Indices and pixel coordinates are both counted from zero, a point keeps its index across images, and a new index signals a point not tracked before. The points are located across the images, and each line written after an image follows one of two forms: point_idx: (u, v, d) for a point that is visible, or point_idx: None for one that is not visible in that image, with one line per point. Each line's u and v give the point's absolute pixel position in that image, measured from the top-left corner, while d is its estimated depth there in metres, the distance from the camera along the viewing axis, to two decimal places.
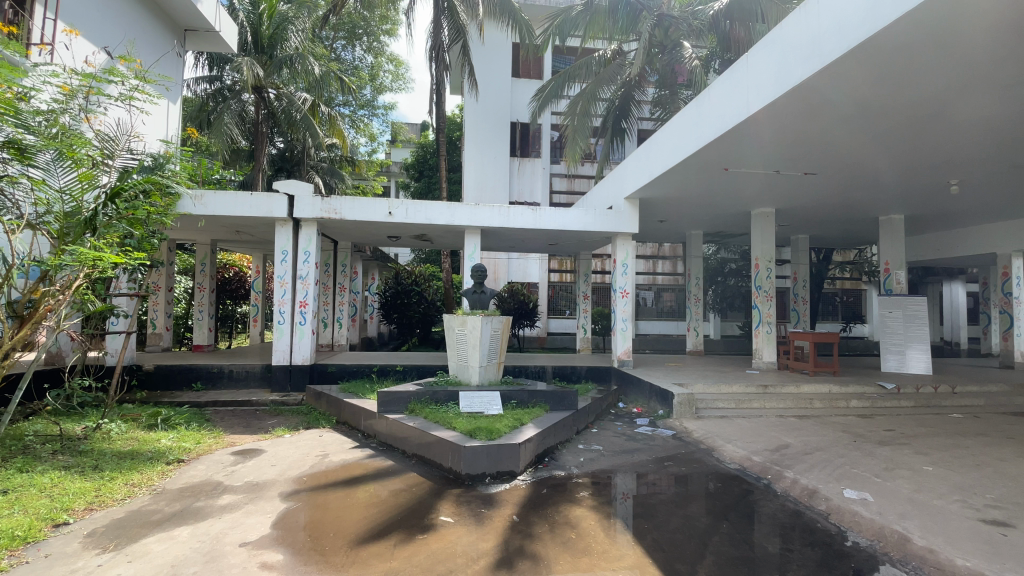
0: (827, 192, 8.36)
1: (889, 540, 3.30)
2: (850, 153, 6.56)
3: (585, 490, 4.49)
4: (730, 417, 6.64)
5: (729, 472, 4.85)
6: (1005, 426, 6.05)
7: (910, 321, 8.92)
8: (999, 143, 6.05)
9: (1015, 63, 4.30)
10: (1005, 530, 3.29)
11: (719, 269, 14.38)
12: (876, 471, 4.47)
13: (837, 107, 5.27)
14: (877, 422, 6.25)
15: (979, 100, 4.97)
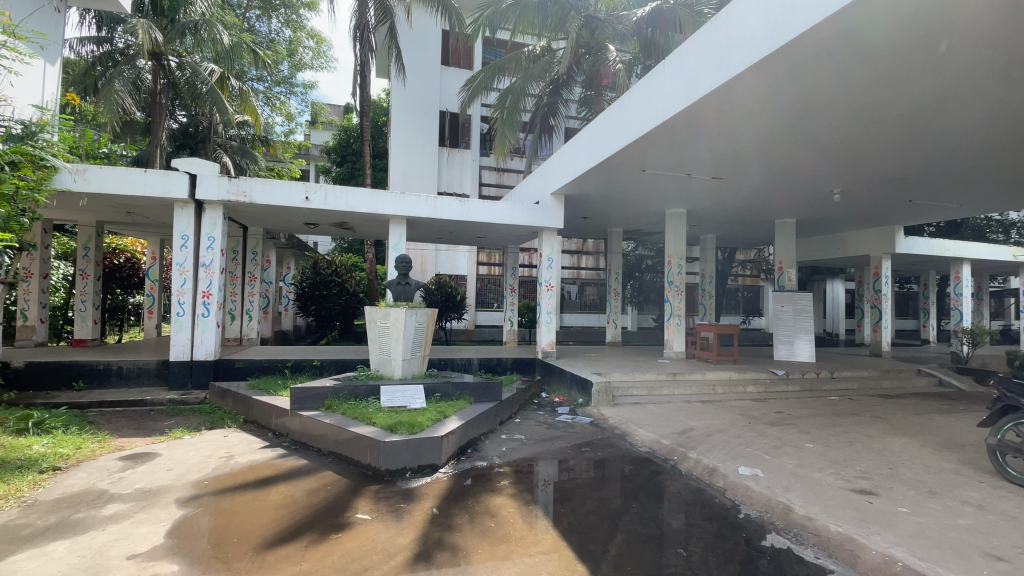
0: (731, 196, 9.09)
1: (775, 511, 3.66)
2: (753, 160, 7.15)
3: (506, 479, 4.55)
4: (643, 403, 7.05)
5: (640, 455, 5.14)
6: (871, 407, 6.94)
7: (798, 314, 9.93)
8: (878, 156, 6.85)
9: (903, 82, 4.82)
10: (870, 498, 3.76)
11: (637, 265, 15.16)
12: (766, 449, 4.95)
13: (752, 114, 5.64)
14: (769, 405, 6.92)
15: (871, 115, 5.55)
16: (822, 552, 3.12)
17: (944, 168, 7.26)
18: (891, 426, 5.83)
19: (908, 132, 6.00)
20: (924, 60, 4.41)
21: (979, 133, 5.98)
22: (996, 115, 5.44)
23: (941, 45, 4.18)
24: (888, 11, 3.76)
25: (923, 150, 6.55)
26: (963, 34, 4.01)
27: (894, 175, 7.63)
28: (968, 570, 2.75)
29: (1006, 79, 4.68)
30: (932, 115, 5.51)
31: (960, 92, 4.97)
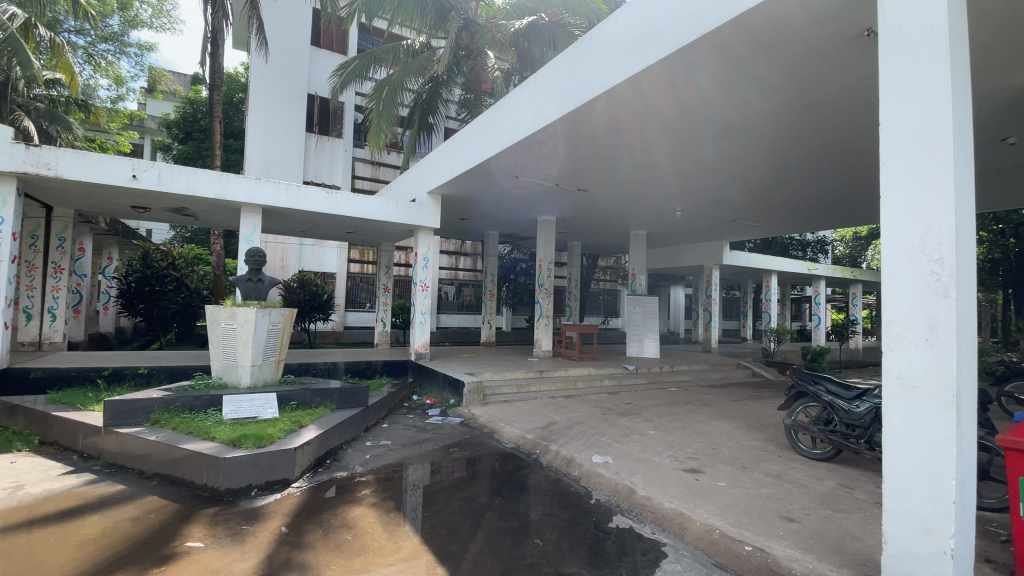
0: (595, 207, 9.86)
1: (622, 494, 4.02)
2: (613, 175, 7.82)
3: (368, 487, 4.34)
4: (511, 400, 7.27)
5: (506, 451, 5.28)
6: (702, 395, 8.01)
7: (647, 315, 11.10)
8: (715, 179, 7.92)
9: (727, 118, 5.67)
10: (696, 475, 4.33)
11: (511, 267, 15.64)
12: (616, 438, 5.41)
13: (620, 129, 6.06)
14: (621, 397, 7.60)
15: (714, 141, 6.35)
16: (657, 528, 3.49)
17: (762, 194, 8.68)
18: (715, 411, 6.79)
19: (740, 159, 7.01)
20: (740, 100, 5.23)
21: (781, 168, 7.28)
22: (803, 152, 6.60)
23: (772, 85, 4.90)
24: (735, 48, 4.27)
25: (749, 176, 7.73)
26: (769, 82, 4.84)
27: (721, 197, 8.95)
28: (766, 530, 3.28)
29: (811, 124, 5.70)
30: (759, 146, 6.48)
31: (781, 129, 5.91)
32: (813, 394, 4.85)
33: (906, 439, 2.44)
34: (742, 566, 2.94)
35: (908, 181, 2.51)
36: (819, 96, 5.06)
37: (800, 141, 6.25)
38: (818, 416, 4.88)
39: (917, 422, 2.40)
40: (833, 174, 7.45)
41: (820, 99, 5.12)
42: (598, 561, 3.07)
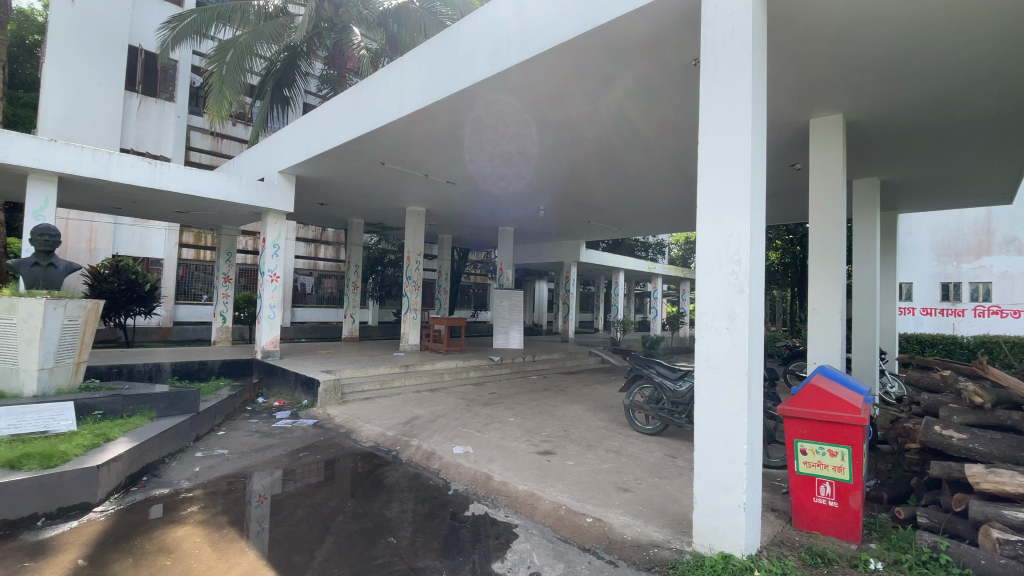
0: (463, 200, 9.90)
1: (479, 482, 4.10)
2: (482, 168, 7.87)
3: (196, 504, 3.80)
4: (373, 397, 6.98)
5: (363, 450, 5.05)
6: (560, 382, 8.58)
7: (513, 308, 11.48)
8: (578, 179, 8.40)
9: (583, 123, 6.05)
10: (549, 457, 4.61)
11: (378, 259, 15.05)
12: (477, 427, 5.52)
13: (486, 123, 6.11)
14: (484, 387, 7.79)
15: (577, 143, 6.73)
16: (510, 510, 3.63)
17: (614, 198, 9.50)
18: (570, 396, 7.32)
19: (600, 162, 7.52)
20: (595, 107, 5.60)
21: (629, 174, 8.03)
22: (648, 161, 7.34)
23: (624, 96, 5.30)
24: (588, 60, 4.55)
25: (608, 179, 8.34)
26: (618, 94, 5.25)
27: (579, 198, 9.60)
28: (604, 502, 3.61)
29: (652, 136, 6.36)
30: (615, 151, 6.99)
31: (634, 138, 6.44)
32: (647, 376, 5.49)
33: (711, 413, 2.87)
34: (584, 537, 3.19)
35: (717, 191, 2.94)
36: (664, 110, 5.59)
37: (649, 150, 6.90)
38: (650, 396, 5.52)
39: (720, 398, 2.83)
40: (669, 183, 8.45)
41: (665, 113, 5.67)
42: (452, 551, 3.09)
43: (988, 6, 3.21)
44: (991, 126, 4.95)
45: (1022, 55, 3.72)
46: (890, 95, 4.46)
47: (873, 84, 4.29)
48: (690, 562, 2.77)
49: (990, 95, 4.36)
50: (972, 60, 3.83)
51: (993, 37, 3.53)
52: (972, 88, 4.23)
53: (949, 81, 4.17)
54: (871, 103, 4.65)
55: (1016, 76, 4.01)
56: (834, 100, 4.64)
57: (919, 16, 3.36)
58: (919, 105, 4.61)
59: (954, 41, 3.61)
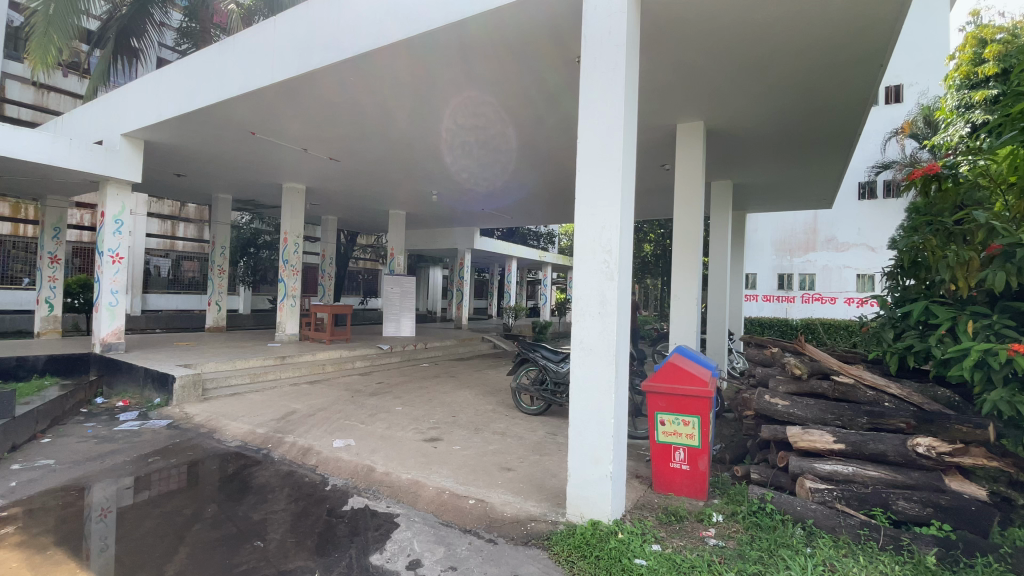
0: (349, 180, 9.37)
1: (360, 475, 3.95)
2: (367, 147, 7.49)
3: (9, 525, 3.17)
4: (241, 393, 6.37)
5: (229, 450, 4.59)
6: (450, 369, 8.59)
7: (404, 295, 11.17)
8: (470, 165, 8.36)
9: (470, 108, 5.99)
10: (435, 443, 4.59)
11: (251, 240, 13.74)
12: (361, 419, 5.31)
13: (370, 99, 5.78)
14: (370, 377, 7.52)
15: (466, 128, 6.66)
16: (392, 500, 3.56)
17: (505, 185, 9.63)
18: (459, 382, 7.36)
19: (491, 149, 7.55)
20: (483, 92, 5.58)
21: (518, 163, 8.17)
22: (535, 151, 7.53)
23: (511, 84, 5.35)
24: (474, 45, 4.50)
25: (500, 167, 8.40)
26: (505, 82, 5.28)
27: (471, 184, 9.58)
28: (487, 483, 3.68)
29: (539, 127, 6.52)
30: (505, 139, 7.06)
31: (524, 127, 6.57)
32: (532, 359, 5.69)
33: (585, 392, 3.05)
34: (465, 519, 3.23)
35: (592, 184, 3.10)
36: (551, 103, 5.75)
37: (538, 141, 7.08)
38: (535, 378, 5.74)
39: (592, 377, 3.03)
40: (556, 174, 8.78)
41: (552, 105, 5.84)
42: (327, 548, 2.95)
43: (815, 37, 3.74)
44: (816, 140, 5.83)
45: (834, 82, 4.42)
46: (741, 107, 5.03)
47: (728, 96, 4.80)
48: (564, 532, 2.94)
49: (812, 115, 5.14)
50: (802, 83, 4.45)
51: (819, 64, 4.12)
52: (801, 106, 4.93)
53: (785, 99, 4.80)
54: (727, 113, 5.20)
55: (834, 99, 4.75)
56: (697, 108, 5.12)
57: (763, 39, 3.81)
58: (763, 118, 5.27)
59: (789, 63, 4.15)
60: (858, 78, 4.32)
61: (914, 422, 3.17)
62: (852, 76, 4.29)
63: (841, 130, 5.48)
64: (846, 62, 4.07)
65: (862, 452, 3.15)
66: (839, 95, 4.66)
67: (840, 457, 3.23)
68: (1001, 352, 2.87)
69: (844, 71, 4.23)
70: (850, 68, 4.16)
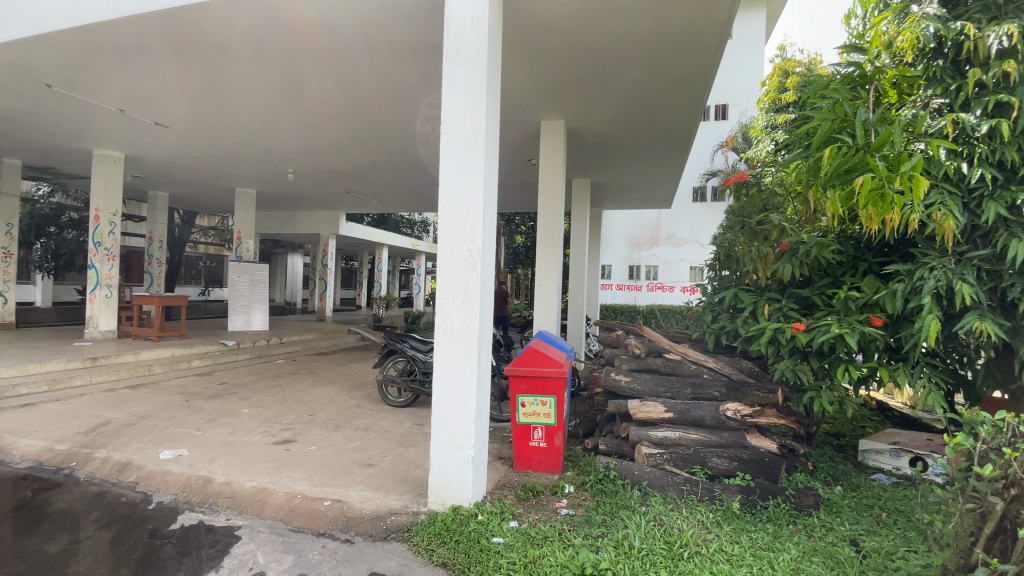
0: (184, 151, 8.11)
1: (194, 487, 3.48)
2: (206, 117, 6.53)
3: None
4: (33, 404, 5.19)
5: (13, 474, 3.71)
6: (309, 364, 8.00)
7: (254, 285, 10.11)
8: (332, 149, 7.77)
9: (328, 89, 5.52)
10: (287, 446, 4.23)
11: (52, 218, 11.21)
12: (198, 425, 4.68)
13: (207, 65, 5.02)
14: (211, 377, 6.67)
15: (324, 109, 6.12)
16: (234, 512, 3.20)
17: (369, 171, 9.12)
18: (319, 378, 6.87)
19: (352, 134, 7.06)
20: (340, 73, 5.14)
21: (382, 150, 7.77)
22: (398, 139, 7.21)
23: (370, 70, 5.03)
24: (327, 21, 4.13)
25: (365, 153, 7.94)
26: (363, 65, 4.93)
27: (332, 167, 8.90)
28: (345, 482, 3.50)
29: (400, 115, 6.26)
30: (367, 126, 6.65)
31: (386, 114, 6.25)
32: (400, 350, 5.52)
33: (447, 381, 3.04)
34: (319, 522, 3.04)
35: (454, 172, 3.08)
36: (413, 91, 5.56)
37: (405, 130, 6.83)
38: (403, 369, 5.60)
39: (453, 363, 3.03)
40: (421, 165, 8.55)
41: (413, 94, 5.64)
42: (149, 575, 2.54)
43: (657, 51, 4.11)
44: (659, 145, 6.50)
45: (670, 95, 4.94)
46: (597, 109, 5.37)
47: (585, 97, 5.09)
48: (424, 521, 2.92)
49: (653, 121, 5.69)
50: (646, 92, 4.89)
51: (659, 76, 4.57)
52: (647, 113, 5.42)
53: (634, 106, 5.24)
54: (585, 114, 5.52)
55: (671, 110, 5.31)
56: (558, 107, 5.35)
57: (615, 47, 4.09)
58: (615, 121, 5.71)
59: (635, 74, 4.53)
60: (691, 92, 4.87)
61: (725, 390, 3.76)
62: (686, 90, 4.82)
63: (677, 138, 6.16)
64: (681, 76, 4.56)
65: (687, 418, 3.64)
66: (676, 106, 5.21)
67: (670, 424, 3.70)
68: (787, 330, 3.54)
69: (678, 86, 4.75)
70: (684, 83, 4.69)
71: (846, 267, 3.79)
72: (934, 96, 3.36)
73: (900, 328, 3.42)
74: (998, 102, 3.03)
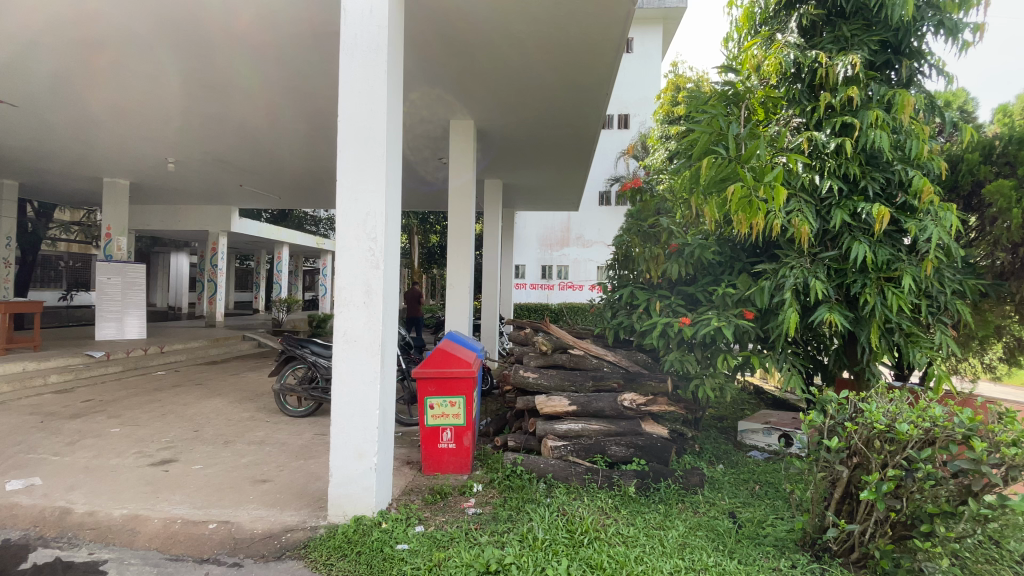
0: (34, 134, 6.99)
1: (47, 521, 3.01)
2: (66, 98, 5.68)
3: None
4: None
5: None
6: (196, 375, 7.27)
7: (128, 288, 9.03)
8: (222, 141, 7.13)
9: (213, 81, 5.03)
10: (167, 467, 3.81)
11: None
12: (54, 450, 4.06)
13: (64, 44, 4.38)
14: (73, 394, 5.82)
15: (211, 101, 5.60)
16: (100, 544, 2.81)
17: (265, 165, 8.49)
18: (208, 390, 6.27)
19: (242, 128, 6.51)
20: (228, 68, 4.72)
21: (276, 145, 7.25)
22: (296, 137, 6.79)
23: (264, 68, 4.68)
24: (210, 12, 3.77)
25: (261, 147, 7.39)
26: (255, 63, 4.58)
27: (222, 159, 8.16)
28: (235, 501, 3.23)
29: (299, 114, 5.89)
30: (261, 122, 6.20)
31: (283, 113, 5.86)
32: (300, 356, 5.19)
33: (347, 386, 2.91)
34: (203, 547, 2.76)
35: (354, 169, 2.96)
36: (310, 95, 5.27)
37: (302, 128, 6.44)
38: (303, 376, 5.29)
39: (355, 368, 2.91)
40: (322, 161, 8.11)
41: (312, 97, 5.33)
42: None
43: (560, 57, 4.24)
44: (565, 150, 6.76)
45: (573, 100, 5.14)
46: (505, 111, 5.46)
47: (492, 98, 5.13)
48: (324, 536, 2.78)
49: (557, 126, 5.88)
50: (550, 96, 5.04)
51: (562, 83, 4.76)
52: (553, 117, 5.59)
53: (540, 109, 5.39)
54: (493, 116, 5.58)
55: (574, 115, 5.54)
56: (466, 106, 5.33)
57: (520, 51, 4.16)
58: (522, 124, 5.85)
59: (540, 79, 4.66)
60: (593, 99, 5.10)
61: (623, 381, 4.00)
62: (589, 97, 5.04)
63: (580, 143, 6.44)
64: (583, 84, 4.76)
65: (589, 410, 3.81)
66: (579, 112, 5.44)
67: (573, 416, 3.86)
68: (676, 324, 3.87)
69: (580, 93, 4.97)
70: (585, 91, 4.91)
71: (725, 267, 4.19)
72: (793, 116, 3.79)
73: (768, 321, 3.86)
74: (843, 123, 3.51)
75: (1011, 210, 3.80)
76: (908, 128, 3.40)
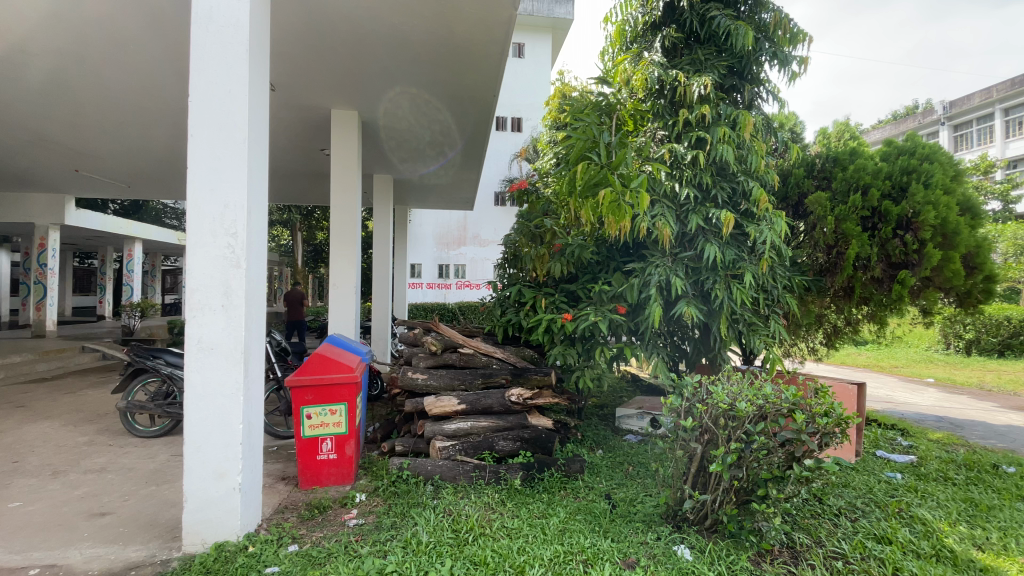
0: None
1: None
2: None
3: None
4: None
5: None
6: (17, 395, 6.08)
7: None
8: (43, 117, 6.03)
9: (36, 47, 4.25)
10: None
11: None
12: None
13: None
14: None
15: (34, 71, 4.72)
16: None
17: (107, 148, 7.33)
18: (33, 412, 5.27)
19: (74, 105, 5.56)
20: (56, 34, 4.01)
21: (121, 127, 6.31)
22: (145, 119, 5.96)
23: (102, 38, 4.05)
24: None
25: (102, 128, 6.39)
26: (90, 32, 3.95)
27: (49, 138, 6.90)
28: (64, 540, 2.75)
29: (150, 94, 5.19)
30: (97, 99, 5.36)
31: (132, 91, 5.13)
32: (151, 369, 4.60)
33: (204, 399, 2.63)
34: None
35: (211, 158, 2.67)
36: (165, 73, 4.68)
37: (155, 110, 5.68)
38: (157, 391, 4.71)
39: (212, 379, 2.63)
40: (178, 147, 7.21)
41: (168, 75, 4.73)
42: None
43: (446, 55, 4.22)
44: (454, 149, 6.75)
45: (460, 100, 5.15)
46: (390, 104, 5.30)
47: (375, 90, 4.94)
48: (177, 568, 2.48)
49: (444, 124, 5.86)
50: (436, 93, 4.98)
51: (449, 82, 4.75)
52: (440, 114, 5.54)
53: (427, 105, 5.31)
54: (378, 108, 5.38)
55: (462, 114, 5.56)
56: (348, 95, 5.06)
57: (405, 45, 4.06)
58: (410, 120, 5.74)
59: (426, 75, 4.60)
60: (479, 99, 5.14)
61: (510, 377, 4.09)
62: (475, 96, 5.07)
63: (469, 143, 6.51)
64: (468, 83, 4.77)
65: (478, 407, 3.86)
66: (467, 111, 5.46)
67: (462, 415, 3.87)
68: (559, 319, 4.06)
69: (466, 93, 5.00)
70: (472, 91, 4.96)
71: (601, 265, 4.49)
72: (656, 128, 4.18)
73: (637, 315, 4.21)
74: (698, 137, 3.93)
75: (827, 217, 4.54)
76: (749, 144, 3.89)
